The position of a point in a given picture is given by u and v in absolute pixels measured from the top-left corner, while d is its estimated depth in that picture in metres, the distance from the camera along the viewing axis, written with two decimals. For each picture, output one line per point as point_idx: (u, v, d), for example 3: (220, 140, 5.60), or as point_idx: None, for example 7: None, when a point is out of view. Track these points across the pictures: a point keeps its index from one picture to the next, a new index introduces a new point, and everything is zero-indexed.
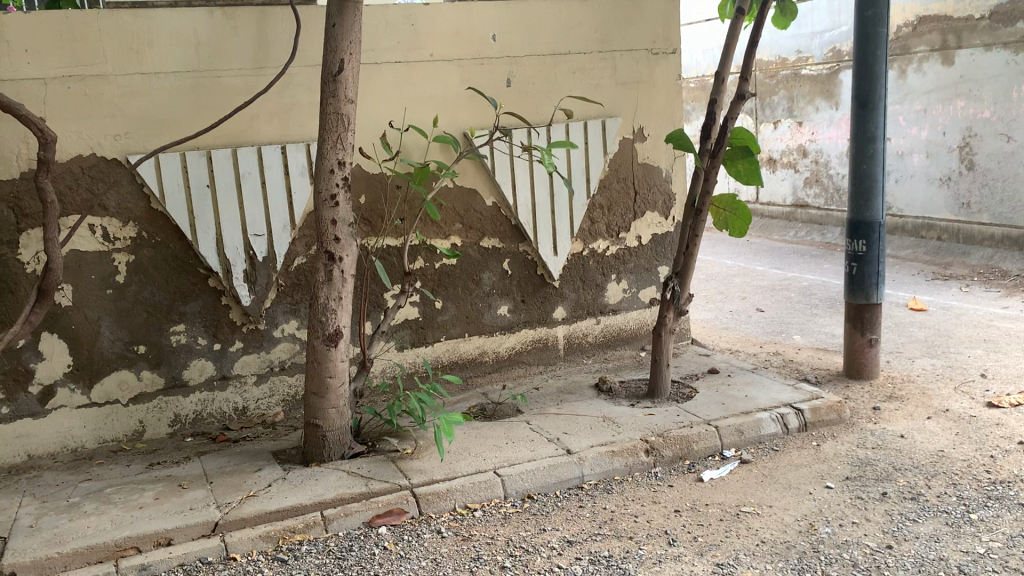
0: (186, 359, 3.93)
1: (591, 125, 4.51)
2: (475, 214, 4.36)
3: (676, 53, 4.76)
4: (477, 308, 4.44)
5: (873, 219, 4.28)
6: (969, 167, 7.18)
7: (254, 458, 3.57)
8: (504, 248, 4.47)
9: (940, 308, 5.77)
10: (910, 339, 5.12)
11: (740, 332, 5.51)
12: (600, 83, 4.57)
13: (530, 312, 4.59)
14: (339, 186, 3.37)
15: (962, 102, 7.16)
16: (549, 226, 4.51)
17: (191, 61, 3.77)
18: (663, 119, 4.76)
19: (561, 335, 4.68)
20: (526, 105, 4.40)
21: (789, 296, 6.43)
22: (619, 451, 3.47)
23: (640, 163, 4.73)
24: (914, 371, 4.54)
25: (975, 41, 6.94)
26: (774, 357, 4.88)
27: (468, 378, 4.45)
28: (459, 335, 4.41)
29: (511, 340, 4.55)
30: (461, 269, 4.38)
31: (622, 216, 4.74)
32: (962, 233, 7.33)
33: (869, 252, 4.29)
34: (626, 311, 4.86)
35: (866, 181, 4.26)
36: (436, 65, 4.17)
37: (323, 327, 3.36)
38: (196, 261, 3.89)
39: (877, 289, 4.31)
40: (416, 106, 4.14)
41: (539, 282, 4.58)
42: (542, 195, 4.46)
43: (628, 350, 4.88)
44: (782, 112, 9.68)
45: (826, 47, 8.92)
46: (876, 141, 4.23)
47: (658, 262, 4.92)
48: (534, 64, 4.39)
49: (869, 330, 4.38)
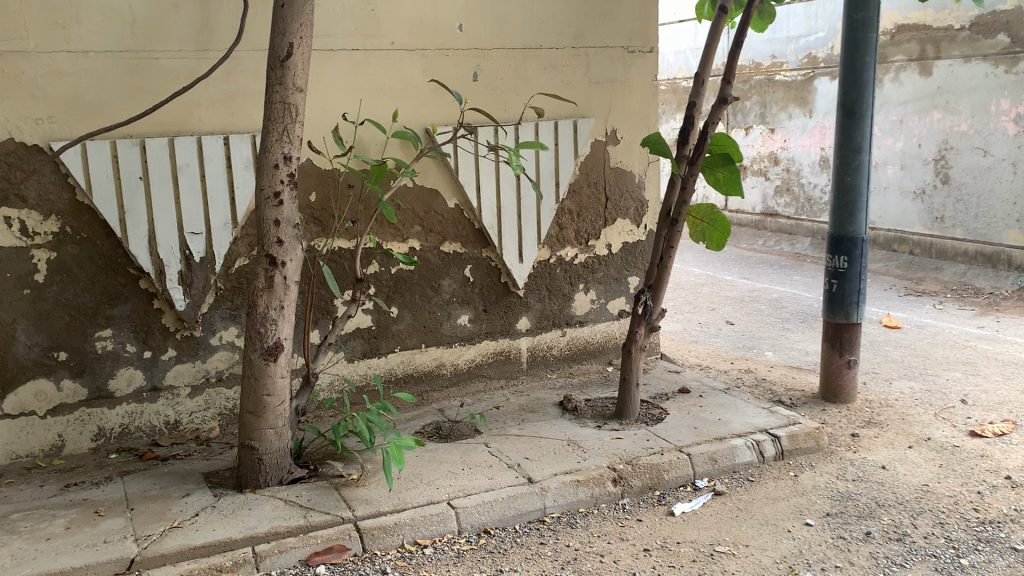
0: (113, 368, 3.58)
1: (562, 125, 4.23)
2: (435, 217, 4.05)
3: (653, 52, 4.50)
4: (435, 317, 4.14)
5: (856, 234, 4.05)
6: (943, 181, 7.04)
7: (183, 481, 3.24)
8: (466, 254, 4.17)
9: (915, 326, 5.59)
10: (886, 359, 4.93)
11: (711, 347, 5.28)
12: (573, 80, 4.29)
13: (492, 322, 4.30)
14: (283, 183, 3.05)
15: (938, 113, 7.02)
16: (515, 232, 4.22)
17: (125, 40, 3.42)
18: (638, 122, 4.50)
19: (524, 348, 4.39)
20: (493, 102, 4.11)
21: (760, 309, 6.22)
22: (584, 480, 3.19)
23: (612, 167, 4.47)
24: (893, 395, 4.33)
25: (954, 52, 6.80)
26: (746, 376, 4.65)
27: (423, 392, 4.14)
28: (415, 346, 4.11)
29: (470, 353, 4.25)
30: (419, 275, 4.07)
31: (592, 223, 4.47)
32: (934, 247, 7.19)
33: (851, 269, 4.07)
34: (593, 323, 4.59)
35: (849, 193, 4.04)
36: (397, 55, 3.85)
37: (261, 340, 3.04)
38: (126, 260, 3.54)
39: (858, 308, 4.09)
40: (374, 98, 3.83)
41: (502, 291, 4.29)
42: (508, 198, 4.17)
43: (594, 364, 4.61)
44: (754, 117, 9.50)
45: (801, 53, 8.76)
46: (862, 152, 4.01)
47: (628, 273, 4.66)
48: (503, 58, 4.10)
49: (848, 351, 4.16)
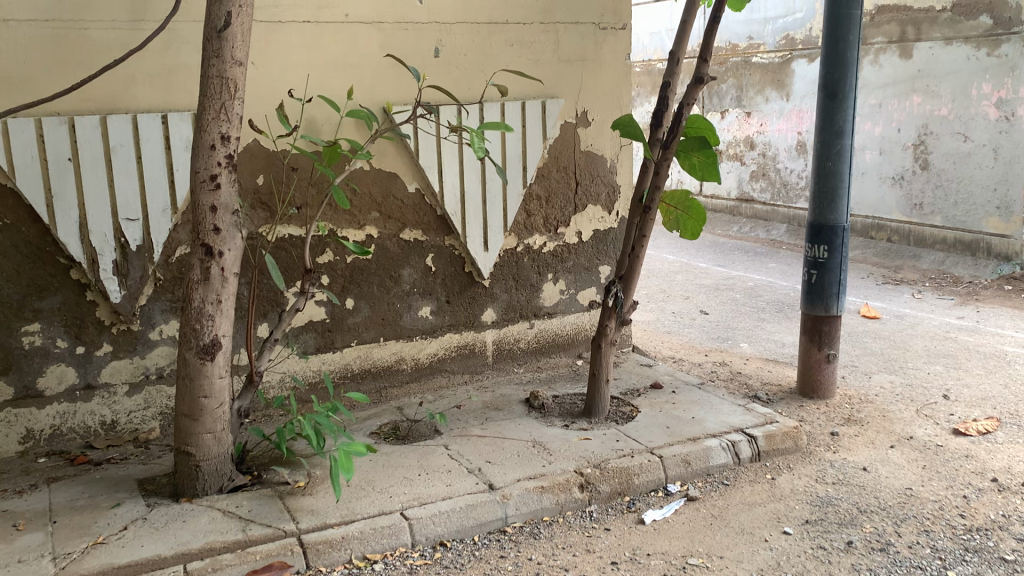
0: (42, 365, 3.31)
1: (529, 105, 3.99)
2: (394, 202, 3.81)
3: (626, 29, 4.26)
4: (394, 309, 3.90)
5: (837, 223, 3.86)
6: (922, 167, 6.89)
7: (115, 490, 2.98)
8: (427, 242, 3.93)
9: (894, 316, 5.44)
10: (865, 351, 4.76)
11: (684, 338, 5.09)
12: (541, 58, 4.05)
13: (456, 314, 4.06)
14: (221, 165, 2.80)
15: (918, 97, 6.86)
16: (480, 218, 3.98)
17: (50, 8, 3.12)
18: (609, 103, 4.27)
19: (490, 341, 4.17)
20: (456, 80, 3.86)
21: (735, 298, 6.04)
22: (549, 487, 2.98)
23: (583, 151, 4.24)
24: (872, 390, 4.16)
25: (935, 34, 6.63)
26: (721, 369, 4.46)
27: (382, 388, 3.91)
28: (373, 340, 3.87)
29: (432, 346, 4.02)
30: (377, 265, 3.83)
31: (561, 209, 4.24)
32: (913, 234, 7.05)
33: (831, 259, 3.88)
34: (563, 314, 4.37)
35: (831, 180, 3.84)
36: (352, 28, 3.59)
37: (197, 337, 2.79)
38: (55, 248, 3.26)
39: (838, 300, 3.91)
40: (327, 74, 3.57)
41: (466, 281, 4.06)
42: (472, 183, 3.93)
43: (563, 358, 4.39)
44: (730, 101, 9.32)
45: (778, 34, 8.56)
46: (844, 136, 3.81)
47: (599, 262, 4.44)
48: (466, 33, 3.85)
49: (827, 345, 3.97)
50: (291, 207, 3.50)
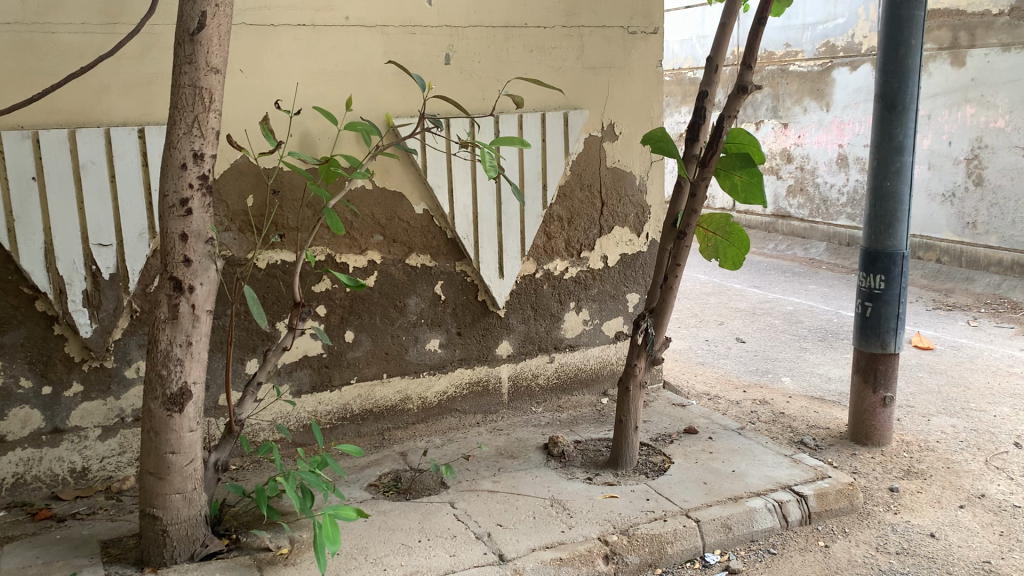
0: (4, 407, 2.96)
1: (550, 117, 3.61)
2: (399, 224, 3.44)
3: (658, 33, 3.87)
4: (399, 342, 3.53)
5: (896, 249, 3.43)
6: (977, 183, 6.43)
7: (74, 554, 2.62)
8: (436, 268, 3.55)
9: (949, 346, 4.98)
10: (921, 389, 4.30)
11: (720, 371, 4.67)
12: (563, 65, 3.67)
13: (467, 347, 3.68)
14: (193, 188, 2.44)
15: (972, 107, 6.39)
16: (495, 242, 3.60)
17: (10, 9, 2.78)
18: (639, 115, 3.87)
19: (506, 377, 3.78)
20: (469, 89, 3.49)
21: (774, 324, 5.61)
22: (569, 559, 2.57)
23: (610, 168, 3.84)
24: (933, 436, 3.72)
25: (991, 40, 6.17)
26: (761, 409, 4.03)
27: (384, 431, 3.53)
28: (375, 376, 3.50)
29: (441, 383, 3.64)
30: (380, 294, 3.46)
31: (585, 231, 3.85)
32: (965, 255, 6.58)
33: (888, 290, 3.45)
34: (586, 347, 3.97)
35: (889, 201, 3.41)
36: (353, 33, 3.24)
37: (163, 385, 2.43)
38: (17, 277, 2.91)
39: (895, 336, 3.48)
40: (324, 84, 3.22)
41: (479, 312, 3.68)
42: (486, 203, 3.55)
43: (587, 395, 3.99)
44: (766, 111, 8.89)
45: (817, 41, 8.12)
46: (905, 153, 3.38)
47: (627, 289, 4.04)
48: (480, 38, 3.48)
49: (883, 386, 3.54)
50: (276, 233, 3.16)
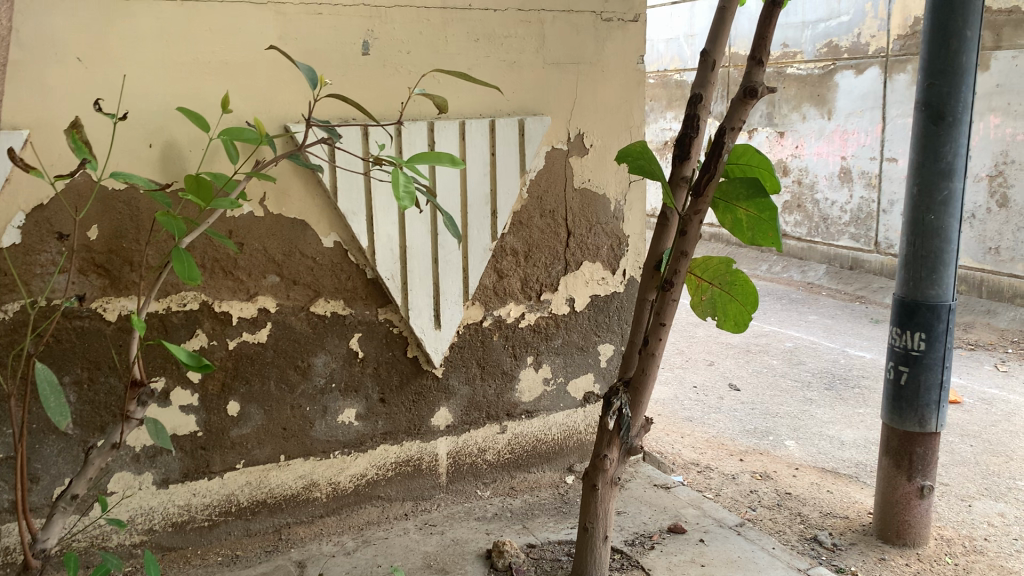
0: None
1: (500, 124, 2.83)
2: (301, 261, 2.65)
3: (639, 21, 3.10)
4: (302, 415, 2.74)
5: (940, 301, 2.67)
6: (1001, 203, 6.12)
7: None
8: (353, 316, 2.76)
9: (978, 399, 4.24)
10: (954, 461, 3.55)
11: (712, 430, 3.91)
12: (520, 58, 2.89)
13: (393, 418, 2.88)
14: None
15: (996, 117, 6.04)
16: (429, 283, 2.82)
17: None
18: (615, 123, 3.11)
19: (443, 454, 2.99)
20: (393, 89, 2.70)
21: (772, 364, 4.87)
22: None
23: (578, 189, 3.07)
24: (979, 531, 2.97)
25: (1020, 40, 5.78)
26: (764, 488, 3.28)
27: (282, 528, 2.75)
28: (269, 460, 2.72)
29: (358, 465, 2.85)
30: (276, 352, 2.67)
31: (546, 268, 3.07)
32: (986, 284, 6.28)
33: (929, 354, 2.69)
34: (547, 413, 3.19)
35: (931, 239, 2.65)
36: (234, 11, 2.45)
37: None
38: None
39: (937, 411, 2.72)
40: (196, 78, 2.43)
41: (409, 372, 2.88)
42: (418, 233, 2.76)
43: (548, 471, 3.22)
44: (760, 118, 8.18)
45: (819, 40, 7.41)
46: (954, 177, 2.61)
47: (599, 338, 3.26)
48: (409, 21, 2.69)
49: (921, 474, 2.77)
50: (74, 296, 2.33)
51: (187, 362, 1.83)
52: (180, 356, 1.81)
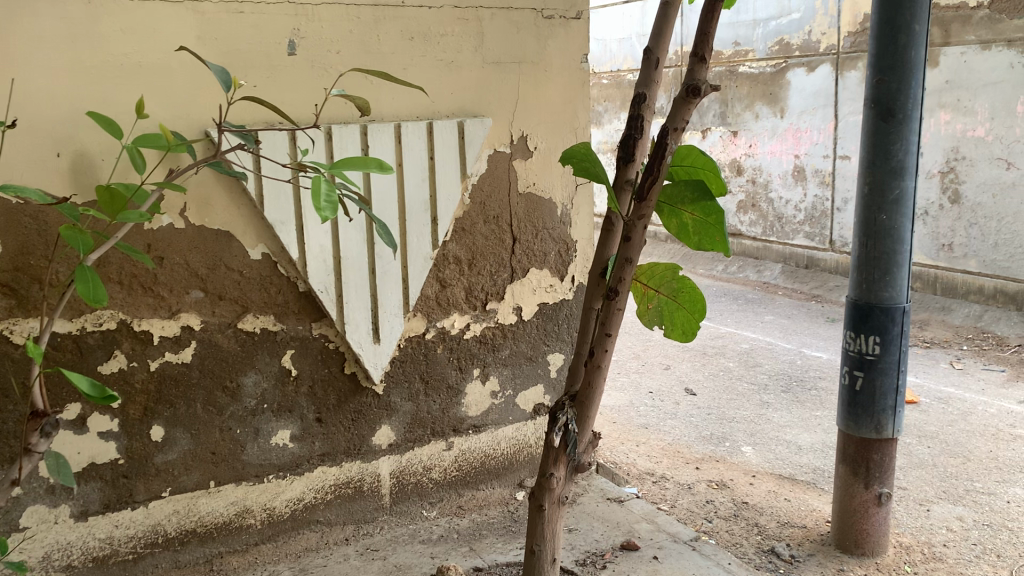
0: None
1: (438, 127, 2.70)
2: (227, 274, 2.50)
3: (582, 18, 2.99)
4: (232, 439, 2.59)
5: (894, 304, 2.59)
6: (953, 199, 6.14)
7: None
8: (285, 332, 2.61)
9: (935, 398, 4.20)
10: (912, 463, 3.49)
11: (667, 437, 3.81)
12: (458, 58, 2.76)
13: (331, 439, 2.74)
14: None
15: (947, 113, 6.05)
16: (366, 295, 2.68)
17: None
18: (559, 125, 3.00)
19: (386, 474, 2.85)
20: (322, 92, 2.56)
21: (728, 367, 4.80)
22: None
23: (522, 193, 2.95)
24: (938, 537, 2.90)
25: (968, 36, 5.80)
26: (721, 498, 3.19)
27: (214, 558, 2.60)
28: (198, 486, 2.56)
29: (294, 489, 2.70)
30: (203, 372, 2.52)
31: (491, 276, 2.95)
32: (941, 281, 6.29)
33: (884, 358, 2.61)
34: (495, 427, 3.07)
35: (884, 241, 2.57)
36: (147, 10, 2.29)
37: None
38: None
39: (893, 416, 2.64)
40: (106, 81, 2.27)
41: (347, 390, 2.74)
42: (352, 243, 2.62)
43: (498, 488, 3.10)
44: (713, 118, 8.14)
45: (770, 39, 7.39)
46: (906, 175, 2.54)
47: (547, 347, 3.14)
48: (338, 19, 2.55)
49: (878, 481, 2.70)
50: None
51: (88, 393, 1.62)
52: (79, 387, 1.61)
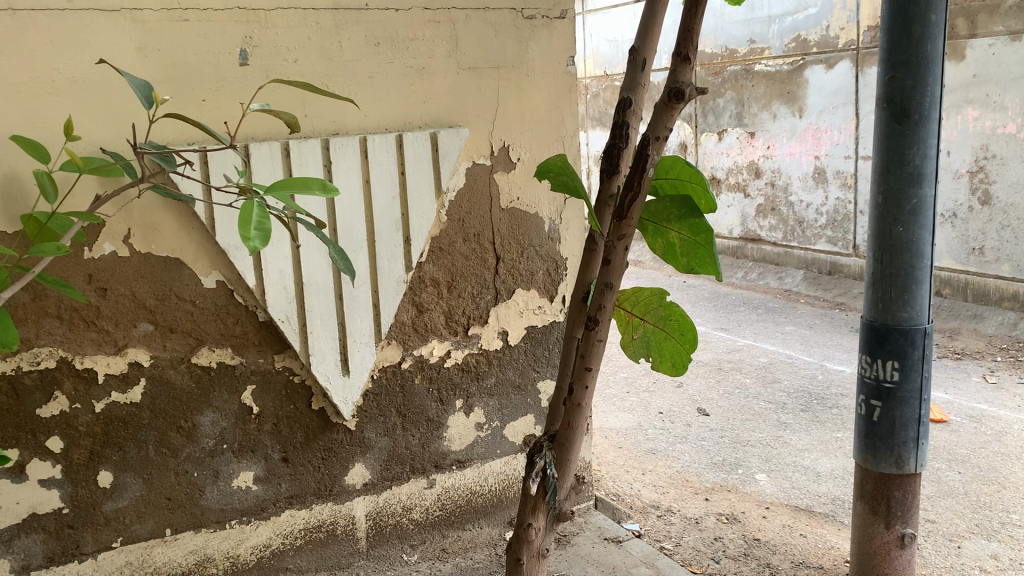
0: None
1: (408, 139, 2.48)
2: (178, 305, 2.29)
3: (566, 18, 2.76)
4: (188, 483, 2.39)
5: (913, 325, 2.33)
6: (983, 200, 5.81)
7: None
8: (244, 366, 2.40)
9: (966, 416, 3.91)
10: (941, 492, 3.21)
11: (675, 464, 3.57)
12: (430, 64, 2.55)
13: (299, 479, 2.53)
14: None
15: (975, 110, 5.73)
16: (333, 323, 2.46)
17: None
18: (544, 134, 2.77)
19: (361, 516, 2.65)
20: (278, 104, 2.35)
21: (744, 383, 4.54)
22: None
23: (505, 208, 2.73)
24: None
25: (996, 27, 5.49)
26: (730, 534, 2.93)
27: None
28: (152, 535, 2.36)
29: (260, 535, 2.50)
30: (155, 412, 2.32)
31: (473, 299, 2.73)
32: (972, 286, 5.97)
33: (905, 385, 2.35)
34: (481, 462, 2.85)
35: (901, 255, 2.31)
36: (79, 20, 2.09)
37: None
38: None
39: (916, 449, 2.37)
40: (35, 100, 2.07)
41: (315, 427, 2.53)
42: (315, 267, 2.41)
43: (485, 527, 2.89)
44: (729, 118, 7.86)
45: (787, 35, 7.10)
46: (924, 182, 2.28)
47: (537, 374, 2.92)
48: (294, 25, 2.34)
49: (900, 520, 2.43)
50: None
51: None
52: None
